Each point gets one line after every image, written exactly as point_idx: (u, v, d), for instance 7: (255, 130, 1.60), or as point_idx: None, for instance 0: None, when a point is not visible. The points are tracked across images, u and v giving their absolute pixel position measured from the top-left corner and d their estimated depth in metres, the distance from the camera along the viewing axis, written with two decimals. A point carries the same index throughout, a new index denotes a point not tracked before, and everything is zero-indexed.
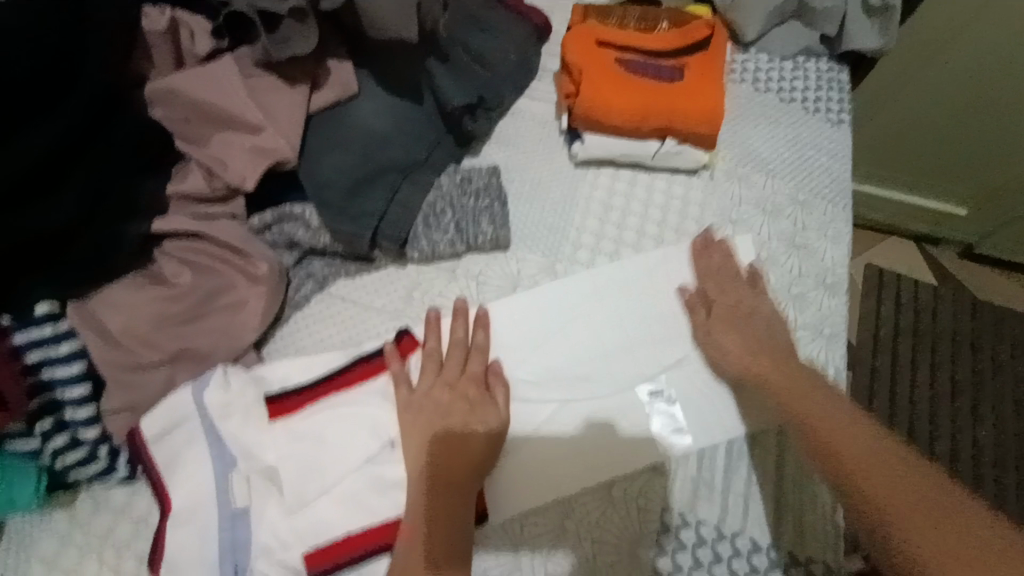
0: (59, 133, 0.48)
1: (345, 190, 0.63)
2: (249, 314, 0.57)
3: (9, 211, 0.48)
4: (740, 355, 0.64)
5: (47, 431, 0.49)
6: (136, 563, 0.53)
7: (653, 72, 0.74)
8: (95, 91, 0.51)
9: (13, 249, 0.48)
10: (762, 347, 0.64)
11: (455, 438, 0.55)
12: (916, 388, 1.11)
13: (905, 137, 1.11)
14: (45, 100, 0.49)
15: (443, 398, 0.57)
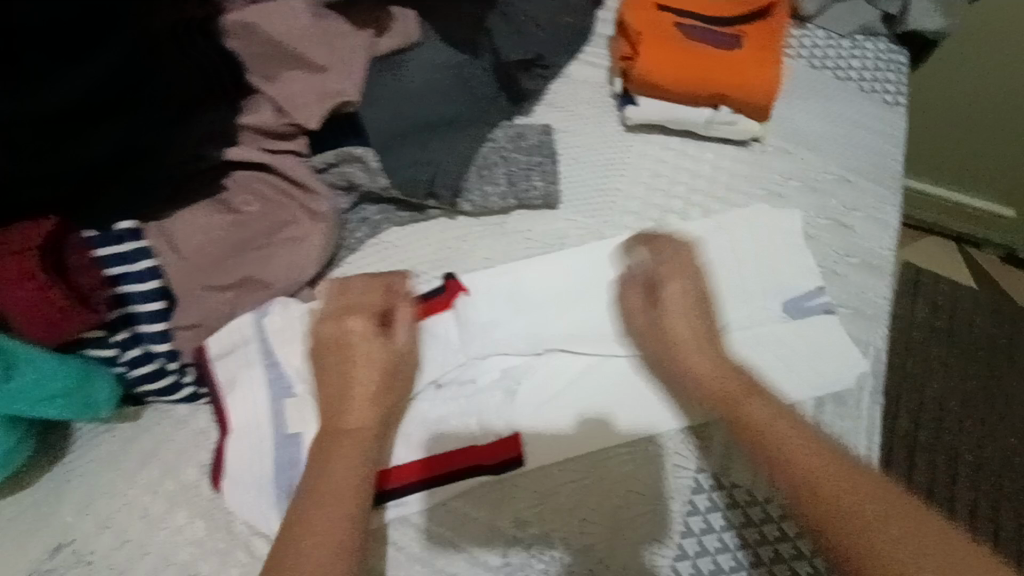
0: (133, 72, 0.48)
1: (405, 138, 0.64)
2: (309, 248, 0.60)
3: (81, 144, 0.48)
4: (695, 368, 0.59)
5: (124, 342, 0.54)
6: (197, 473, 0.56)
7: (712, 40, 0.73)
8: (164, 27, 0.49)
9: (91, 179, 0.49)
10: (702, 356, 0.59)
11: (365, 407, 0.54)
12: (969, 384, 1.01)
13: (953, 126, 0.99)
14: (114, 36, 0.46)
15: (349, 371, 0.55)
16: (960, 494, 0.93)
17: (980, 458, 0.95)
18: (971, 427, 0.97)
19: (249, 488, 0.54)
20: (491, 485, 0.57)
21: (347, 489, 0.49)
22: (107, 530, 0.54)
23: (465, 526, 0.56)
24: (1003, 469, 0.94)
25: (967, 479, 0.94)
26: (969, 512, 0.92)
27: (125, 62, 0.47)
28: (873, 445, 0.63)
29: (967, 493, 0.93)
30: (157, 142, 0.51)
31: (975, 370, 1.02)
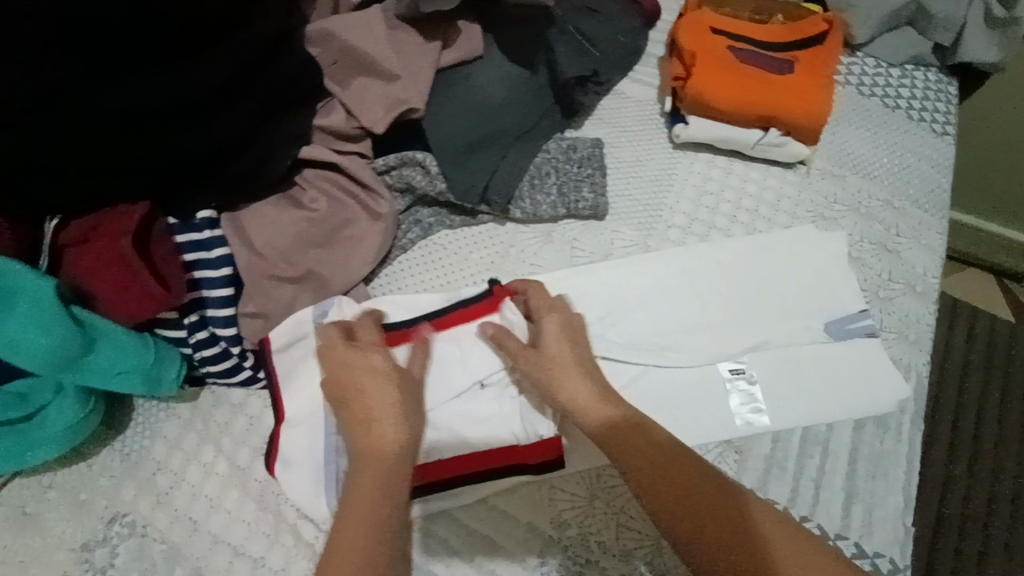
0: (229, 71, 0.52)
1: (464, 146, 0.67)
2: (367, 247, 0.63)
3: (179, 130, 0.53)
4: (574, 397, 0.55)
5: (193, 324, 0.57)
6: (249, 455, 0.58)
7: (764, 64, 0.75)
8: (263, 36, 0.54)
9: (182, 165, 0.54)
10: (581, 383, 0.56)
11: (389, 422, 0.52)
12: (1008, 419, 0.98)
13: (1001, 159, 0.99)
14: (221, 38, 0.52)
15: (360, 386, 0.53)
16: (994, 531, 0.91)
17: (1015, 496, 0.93)
18: (1011, 461, 0.95)
19: (301, 473, 0.56)
20: (531, 484, 0.58)
21: (372, 507, 0.48)
22: (163, 504, 0.57)
23: (504, 522, 0.57)
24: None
25: (1002, 516, 0.92)
26: (1003, 549, 0.90)
27: (201, 79, 0.51)
28: (913, 471, 0.62)
29: (1002, 531, 0.91)
30: (211, 161, 0.55)
31: (1016, 405, 0.99)
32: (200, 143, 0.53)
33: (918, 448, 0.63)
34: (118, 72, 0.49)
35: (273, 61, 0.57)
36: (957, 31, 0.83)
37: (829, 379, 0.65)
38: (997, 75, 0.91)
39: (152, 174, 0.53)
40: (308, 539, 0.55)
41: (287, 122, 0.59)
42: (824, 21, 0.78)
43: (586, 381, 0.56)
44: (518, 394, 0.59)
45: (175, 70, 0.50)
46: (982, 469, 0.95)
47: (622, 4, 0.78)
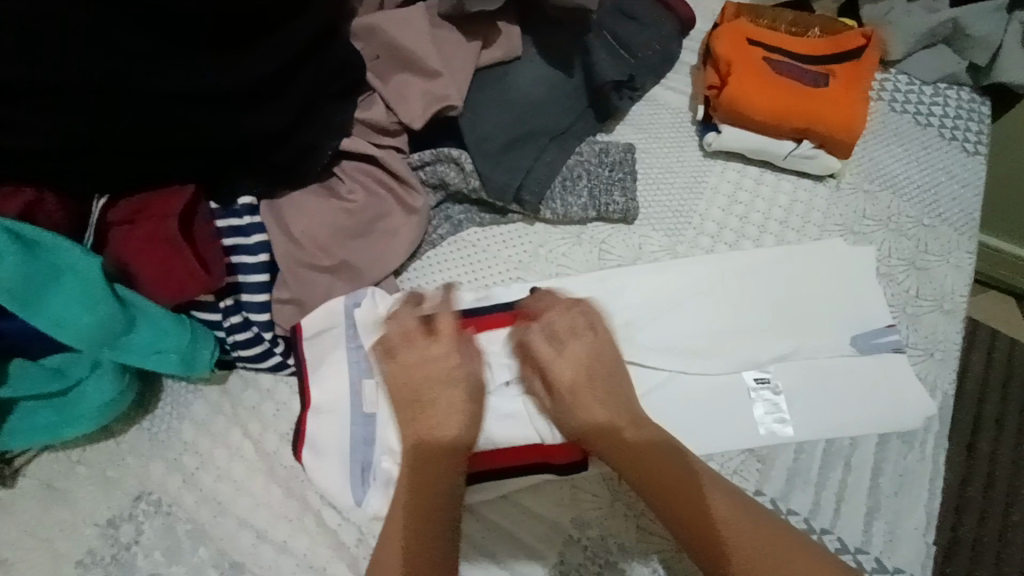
0: (281, 60, 0.54)
1: (500, 144, 0.67)
2: (400, 239, 0.64)
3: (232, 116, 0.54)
4: (584, 412, 0.56)
5: (229, 308, 0.58)
6: (276, 440, 0.59)
7: (799, 76, 0.75)
8: (313, 27, 0.56)
9: (232, 149, 0.56)
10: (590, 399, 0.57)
11: (433, 431, 0.55)
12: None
13: None
14: (273, 29, 0.54)
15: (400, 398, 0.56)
16: (1008, 556, 0.90)
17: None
18: None
19: (329, 460, 0.57)
20: (554, 483, 0.58)
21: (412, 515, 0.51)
22: (191, 485, 0.57)
23: (525, 519, 0.57)
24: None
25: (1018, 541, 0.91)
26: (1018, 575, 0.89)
27: (255, 67, 0.53)
28: (936, 489, 0.62)
29: (1017, 556, 0.90)
30: (254, 150, 0.57)
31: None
32: (245, 133, 0.55)
33: (941, 465, 0.63)
34: (168, 66, 0.50)
35: (321, 52, 0.58)
36: (992, 52, 0.83)
37: (855, 392, 0.64)
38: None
39: (198, 160, 0.56)
40: (333, 524, 0.56)
41: (329, 114, 0.60)
42: (863, 36, 0.78)
43: (596, 394, 0.57)
44: None
45: (223, 64, 0.52)
46: (998, 493, 0.94)
47: (659, 11, 0.79)
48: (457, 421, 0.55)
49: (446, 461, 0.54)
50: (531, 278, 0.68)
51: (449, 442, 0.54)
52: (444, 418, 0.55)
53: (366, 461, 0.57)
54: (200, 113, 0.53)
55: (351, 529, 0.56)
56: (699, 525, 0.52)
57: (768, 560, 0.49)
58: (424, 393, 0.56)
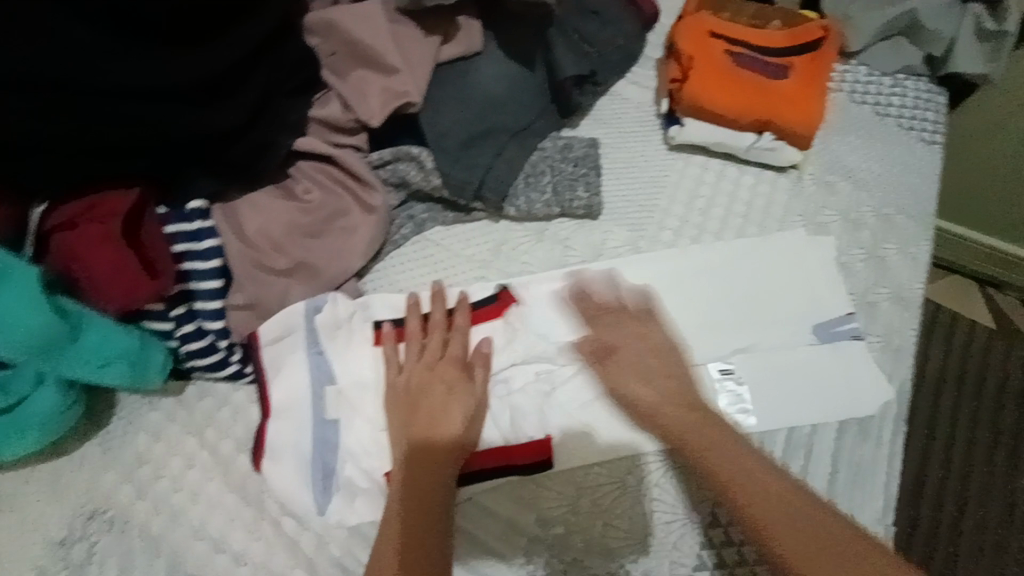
0: (236, 56, 0.53)
1: (461, 141, 0.67)
2: (360, 239, 0.62)
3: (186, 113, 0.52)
4: (638, 394, 0.59)
5: (181, 316, 0.56)
6: (233, 447, 0.58)
7: (760, 69, 0.76)
8: (270, 22, 0.54)
9: (183, 148, 0.54)
10: (648, 383, 0.60)
11: (407, 430, 0.56)
12: (981, 427, 1.00)
13: (990, 171, 1.01)
14: (227, 23, 0.52)
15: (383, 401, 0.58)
16: (963, 537, 0.93)
17: (986, 503, 0.95)
18: (983, 468, 0.97)
19: (289, 465, 0.56)
20: (518, 481, 0.58)
21: (400, 508, 0.52)
22: (144, 495, 0.56)
23: (490, 520, 0.57)
24: (1009, 515, 0.94)
25: (972, 522, 0.94)
26: (973, 555, 0.92)
27: (209, 62, 0.51)
28: (892, 476, 0.63)
29: (971, 537, 0.93)
30: (207, 146, 0.55)
31: (990, 413, 1.02)
32: (199, 128, 0.52)
33: (898, 452, 0.64)
34: (116, 56, 0.48)
35: (278, 48, 0.57)
36: (947, 44, 0.85)
37: (816, 382, 0.65)
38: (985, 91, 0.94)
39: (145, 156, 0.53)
40: (291, 531, 0.55)
41: (286, 110, 0.59)
42: (820, 28, 0.79)
43: (640, 371, 0.60)
44: (507, 393, 0.61)
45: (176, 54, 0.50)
46: (955, 477, 0.97)
47: (623, 6, 0.78)
48: (427, 421, 0.56)
49: (433, 464, 0.54)
50: (494, 276, 0.68)
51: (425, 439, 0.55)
52: (413, 417, 0.56)
53: (326, 466, 0.56)
54: (150, 105, 0.50)
55: (310, 536, 0.55)
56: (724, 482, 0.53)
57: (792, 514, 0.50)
58: (400, 392, 0.58)
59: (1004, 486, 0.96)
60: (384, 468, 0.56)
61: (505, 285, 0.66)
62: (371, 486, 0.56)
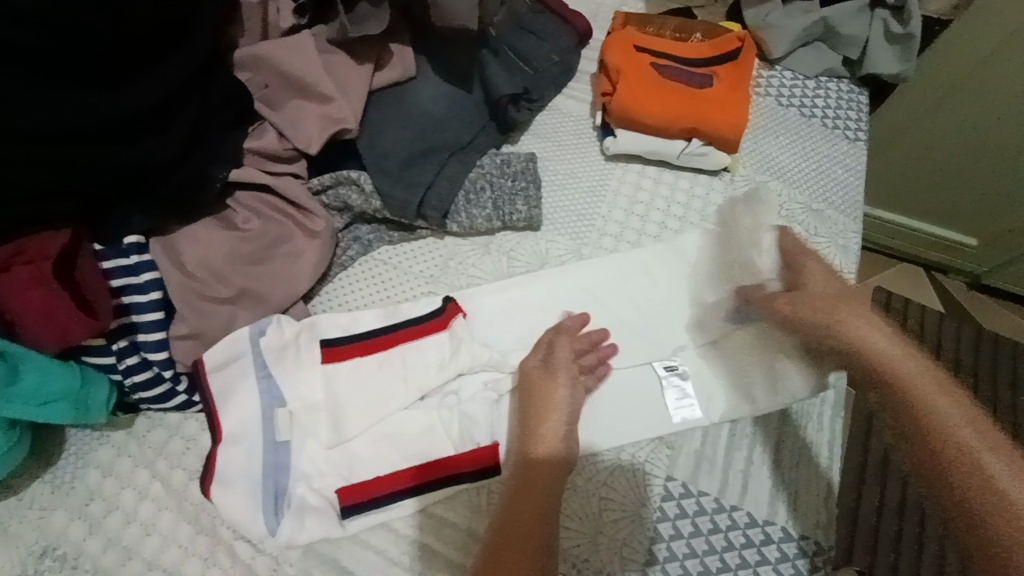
0: (164, 89, 0.55)
1: (401, 162, 0.69)
2: (304, 264, 0.64)
3: (123, 145, 0.55)
4: (838, 325, 0.66)
5: (124, 350, 0.57)
6: (185, 477, 0.58)
7: (685, 79, 0.80)
8: (198, 53, 0.57)
9: (118, 179, 0.55)
10: (846, 316, 0.66)
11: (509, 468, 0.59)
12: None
13: (911, 170, 1.16)
14: (155, 57, 0.55)
15: (338, 417, 0.59)
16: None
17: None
18: None
19: (238, 492, 0.56)
20: (470, 491, 0.59)
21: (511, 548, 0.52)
22: (95, 533, 0.55)
23: (445, 530, 0.57)
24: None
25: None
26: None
27: (140, 96, 0.54)
28: (834, 459, 0.66)
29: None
30: (141, 178, 0.56)
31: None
32: (134, 159, 0.54)
33: (839, 434, 0.67)
34: (44, 100, 0.50)
35: (213, 77, 0.60)
36: (861, 47, 0.90)
37: (756, 372, 0.69)
38: (898, 96, 1.08)
39: (76, 199, 0.54)
40: (245, 557, 0.55)
41: (220, 143, 0.61)
42: (738, 38, 0.84)
43: (823, 308, 0.67)
44: (457, 404, 0.62)
45: (111, 93, 0.53)
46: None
47: (556, 23, 0.82)
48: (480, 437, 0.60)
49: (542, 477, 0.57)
50: (441, 290, 0.69)
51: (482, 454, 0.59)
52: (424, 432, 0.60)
53: (278, 488, 0.57)
54: (84, 141, 0.53)
55: (265, 560, 0.55)
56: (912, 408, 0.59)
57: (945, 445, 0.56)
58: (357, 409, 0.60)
59: None
60: (337, 485, 0.57)
61: (449, 296, 0.67)
62: (322, 504, 0.56)
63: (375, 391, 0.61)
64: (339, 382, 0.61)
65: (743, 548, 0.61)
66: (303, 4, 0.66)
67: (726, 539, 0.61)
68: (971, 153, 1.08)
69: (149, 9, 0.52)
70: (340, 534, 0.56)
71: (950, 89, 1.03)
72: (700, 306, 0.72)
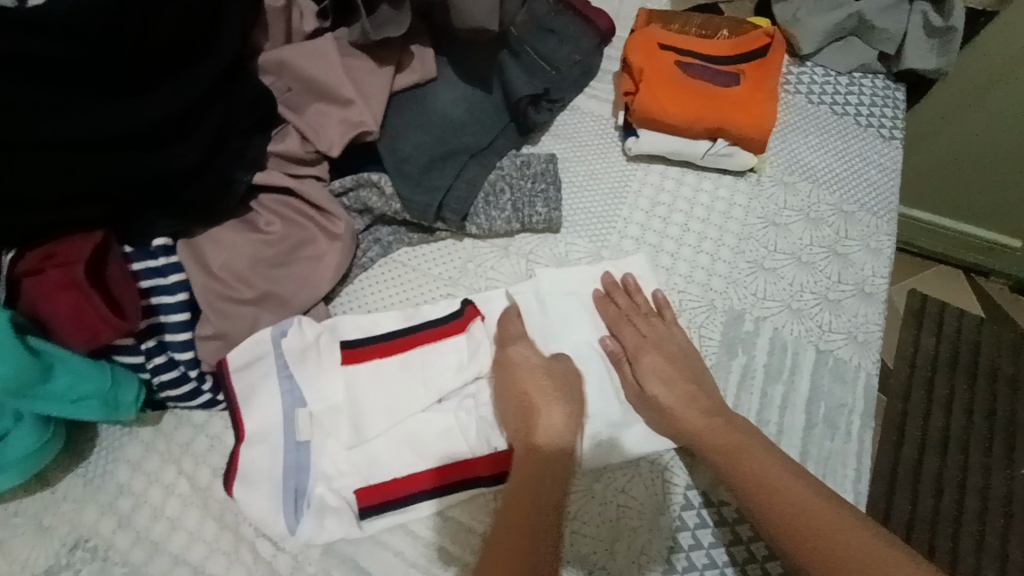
0: (189, 96, 0.56)
1: (422, 164, 0.70)
2: (326, 265, 0.65)
3: (147, 152, 0.56)
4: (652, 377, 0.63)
5: (151, 349, 0.59)
6: (209, 473, 0.60)
7: (709, 77, 0.78)
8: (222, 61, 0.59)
9: (143, 186, 0.56)
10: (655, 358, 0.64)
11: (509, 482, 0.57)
12: (951, 423, 1.07)
13: (949, 167, 1.10)
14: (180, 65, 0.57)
15: (360, 417, 0.60)
16: (940, 525, 0.99)
17: (958, 506, 1.00)
18: (956, 459, 1.04)
19: (260, 491, 0.57)
20: (487, 495, 0.59)
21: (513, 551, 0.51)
22: (126, 525, 0.57)
23: (460, 532, 0.58)
24: (960, 502, 1.01)
25: (946, 512, 1.00)
26: (927, 542, 0.98)
27: (164, 101, 0.55)
28: (862, 470, 0.64)
29: (926, 530, 0.99)
30: (163, 185, 0.57)
31: (955, 406, 1.09)
32: (165, 163, 0.56)
33: (868, 446, 0.65)
34: (75, 108, 0.52)
35: (236, 83, 0.62)
36: (898, 41, 0.87)
37: (776, 378, 0.67)
38: (935, 90, 1.04)
39: (104, 204, 0.56)
40: (266, 555, 0.56)
41: (244, 147, 0.62)
42: (766, 35, 0.81)
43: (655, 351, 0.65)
44: (475, 408, 0.62)
45: (135, 98, 0.54)
46: (929, 469, 1.03)
47: (579, 23, 0.81)
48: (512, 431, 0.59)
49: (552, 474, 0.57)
50: (460, 293, 0.69)
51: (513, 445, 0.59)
52: (442, 434, 0.60)
53: (298, 488, 0.57)
54: (110, 148, 0.54)
55: (284, 559, 0.56)
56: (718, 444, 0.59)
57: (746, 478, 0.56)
58: (376, 410, 0.60)
59: (976, 468, 1.03)
60: (355, 486, 0.58)
61: (468, 298, 0.67)
62: (341, 505, 0.57)
63: (392, 394, 0.61)
64: (358, 384, 0.61)
65: (763, 561, 0.59)
66: (325, 8, 0.67)
67: (746, 550, 0.59)
68: (1015, 148, 1.03)
69: (177, 17, 0.54)
70: (358, 534, 0.57)
71: (994, 81, 0.98)
72: (719, 313, 0.70)
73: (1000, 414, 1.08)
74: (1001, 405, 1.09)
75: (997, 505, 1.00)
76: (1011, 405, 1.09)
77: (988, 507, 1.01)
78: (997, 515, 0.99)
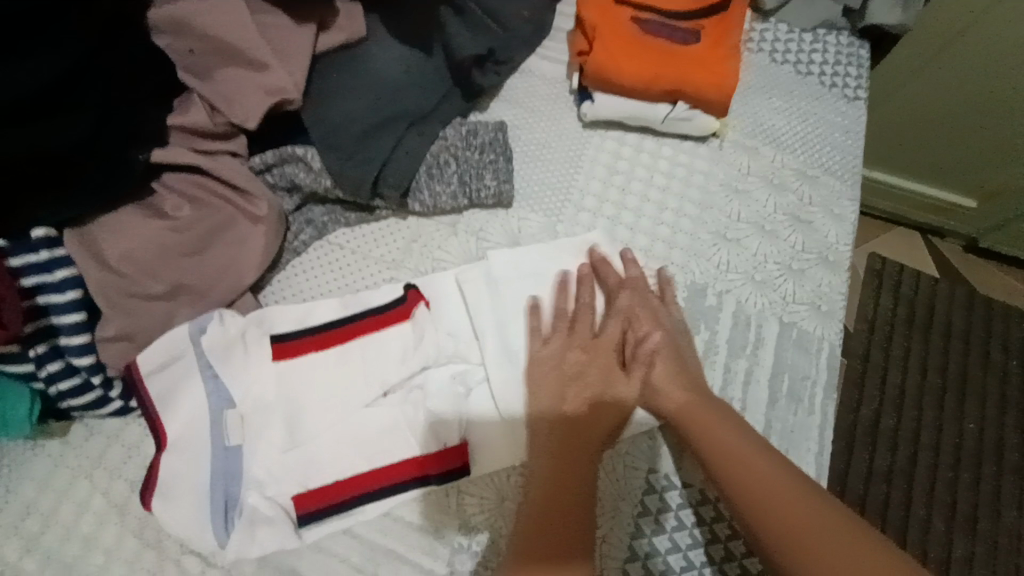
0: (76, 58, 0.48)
1: (354, 136, 0.63)
2: (248, 253, 0.59)
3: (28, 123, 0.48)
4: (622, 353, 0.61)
5: (42, 356, 0.52)
6: (126, 486, 0.54)
7: (667, 34, 0.72)
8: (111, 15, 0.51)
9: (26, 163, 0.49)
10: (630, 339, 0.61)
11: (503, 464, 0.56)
12: (908, 382, 1.09)
13: (909, 129, 1.09)
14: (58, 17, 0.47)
15: (295, 415, 0.55)
16: (895, 482, 1.02)
17: (912, 463, 1.03)
18: (913, 418, 1.06)
19: (182, 505, 0.51)
20: (439, 492, 0.55)
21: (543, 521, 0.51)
22: (32, 549, 0.51)
23: (409, 531, 0.54)
24: (915, 458, 1.03)
25: (903, 469, 1.03)
26: (883, 499, 1.00)
27: (47, 66, 0.47)
28: (823, 442, 0.62)
29: (881, 487, 1.01)
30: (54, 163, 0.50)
31: (913, 365, 1.11)
32: (52, 140, 0.49)
33: (829, 418, 0.64)
34: None
35: (125, 40, 0.53)
36: None
37: (738, 352, 0.65)
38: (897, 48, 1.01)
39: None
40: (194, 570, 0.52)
41: (142, 117, 0.55)
42: None
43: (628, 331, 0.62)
44: (421, 401, 0.57)
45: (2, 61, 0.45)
46: (886, 429, 1.05)
47: None
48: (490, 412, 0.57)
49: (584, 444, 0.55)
50: (404, 277, 0.64)
51: (500, 432, 0.57)
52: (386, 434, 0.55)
53: (229, 498, 0.52)
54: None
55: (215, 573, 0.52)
56: (682, 415, 0.57)
57: (709, 447, 0.55)
58: (313, 410, 0.55)
59: (930, 425, 1.06)
60: (291, 492, 0.53)
61: (411, 282, 0.61)
62: (274, 514, 0.52)
63: (327, 388, 0.56)
64: (290, 381, 0.56)
65: (727, 541, 0.57)
66: None
67: (710, 531, 0.57)
68: (971, 108, 1.02)
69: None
70: (296, 544, 0.52)
71: (951, 41, 0.97)
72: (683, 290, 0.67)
73: (954, 372, 1.10)
74: (955, 363, 1.11)
75: (950, 459, 1.03)
76: (966, 362, 1.11)
77: (942, 461, 1.03)
78: (948, 469, 1.02)
